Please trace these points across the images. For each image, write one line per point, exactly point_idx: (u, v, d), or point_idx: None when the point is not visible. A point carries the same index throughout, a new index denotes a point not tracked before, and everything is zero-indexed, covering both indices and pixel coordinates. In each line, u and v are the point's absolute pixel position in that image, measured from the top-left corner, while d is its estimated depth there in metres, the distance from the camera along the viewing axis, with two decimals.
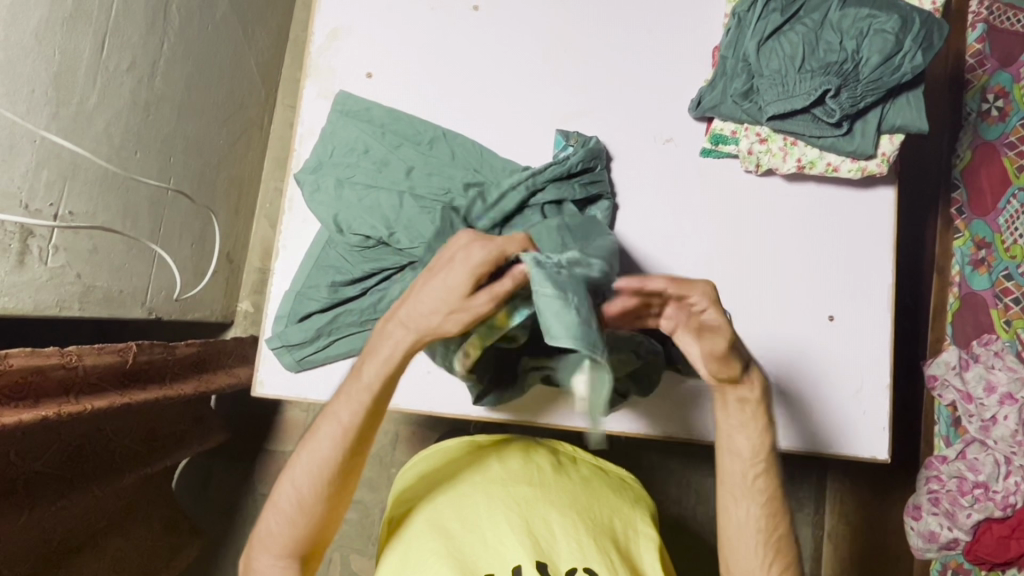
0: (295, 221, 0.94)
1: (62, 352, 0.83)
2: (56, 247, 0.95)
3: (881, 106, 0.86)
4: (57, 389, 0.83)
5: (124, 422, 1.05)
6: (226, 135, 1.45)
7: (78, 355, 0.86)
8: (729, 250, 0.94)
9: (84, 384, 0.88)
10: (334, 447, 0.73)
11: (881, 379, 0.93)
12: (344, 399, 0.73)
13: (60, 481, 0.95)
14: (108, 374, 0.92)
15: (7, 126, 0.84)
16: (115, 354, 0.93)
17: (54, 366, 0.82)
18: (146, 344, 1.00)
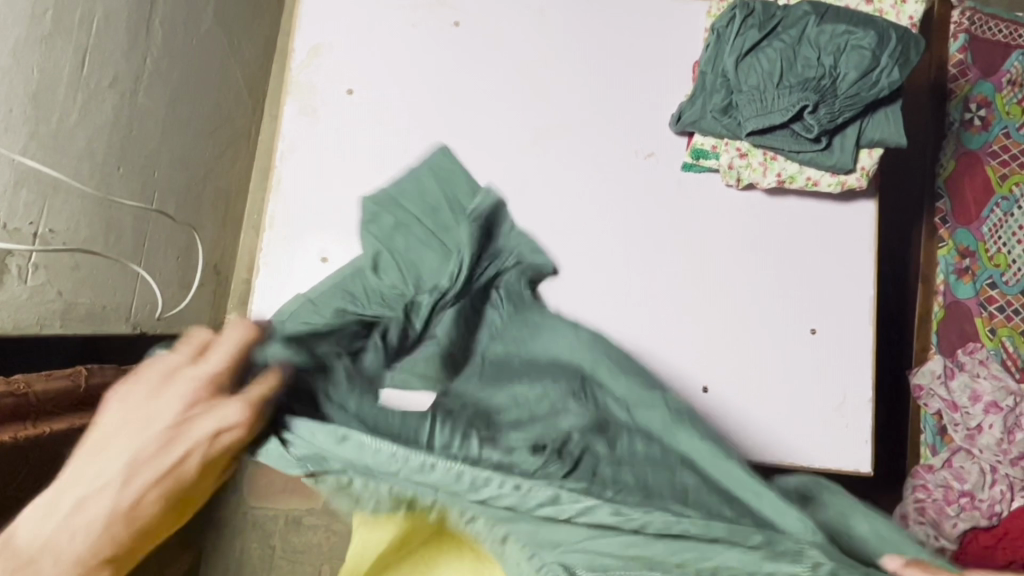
0: (275, 238, 0.92)
1: (7, 380, 0.83)
2: (36, 266, 0.95)
3: (859, 121, 0.86)
4: (14, 416, 0.82)
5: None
6: (211, 147, 1.45)
7: (25, 383, 0.85)
8: (710, 265, 0.94)
9: (40, 411, 0.86)
10: (132, 486, 0.39)
11: (864, 392, 0.93)
12: (143, 391, 0.42)
13: None
14: (66, 399, 0.92)
15: None
16: (65, 379, 0.93)
17: (5, 392, 0.81)
18: (97, 367, 1.00)
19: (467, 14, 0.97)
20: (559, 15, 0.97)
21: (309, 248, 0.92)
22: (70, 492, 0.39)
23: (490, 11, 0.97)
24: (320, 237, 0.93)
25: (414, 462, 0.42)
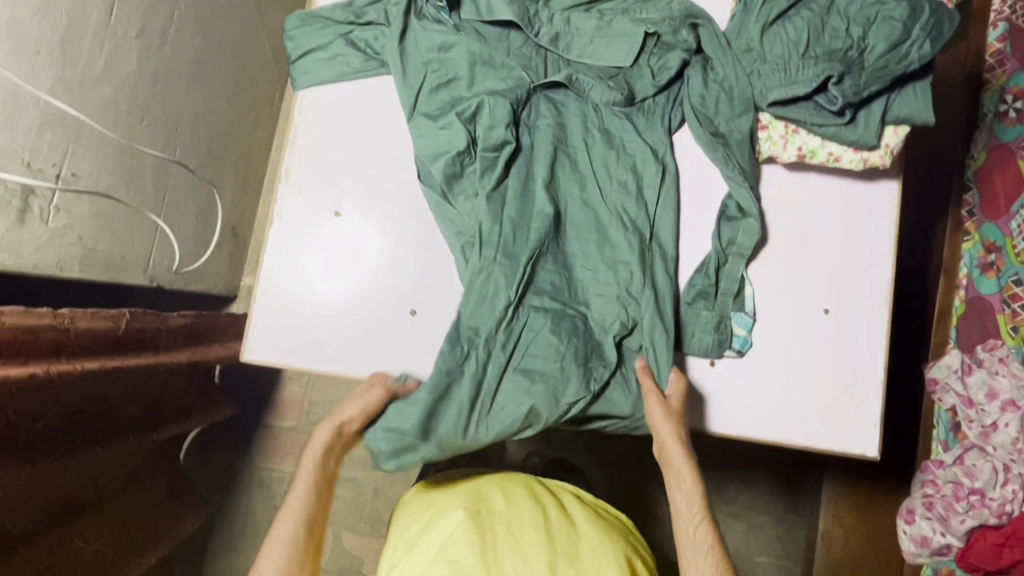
0: (292, 188, 0.91)
1: (55, 314, 0.86)
2: (57, 208, 0.96)
3: (886, 97, 0.84)
4: (48, 345, 0.85)
5: (119, 394, 1.11)
6: (233, 110, 1.48)
7: (70, 318, 0.88)
8: (723, 237, 0.91)
9: (75, 347, 0.90)
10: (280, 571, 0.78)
11: (876, 374, 0.92)
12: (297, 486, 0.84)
13: (62, 445, 1.01)
14: (102, 337, 0.95)
15: (12, 85, 0.85)
16: (108, 320, 0.95)
17: (46, 327, 0.84)
18: (138, 313, 1.04)
19: None
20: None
21: (320, 201, 0.91)
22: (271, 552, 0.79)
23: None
24: (332, 190, 0.91)
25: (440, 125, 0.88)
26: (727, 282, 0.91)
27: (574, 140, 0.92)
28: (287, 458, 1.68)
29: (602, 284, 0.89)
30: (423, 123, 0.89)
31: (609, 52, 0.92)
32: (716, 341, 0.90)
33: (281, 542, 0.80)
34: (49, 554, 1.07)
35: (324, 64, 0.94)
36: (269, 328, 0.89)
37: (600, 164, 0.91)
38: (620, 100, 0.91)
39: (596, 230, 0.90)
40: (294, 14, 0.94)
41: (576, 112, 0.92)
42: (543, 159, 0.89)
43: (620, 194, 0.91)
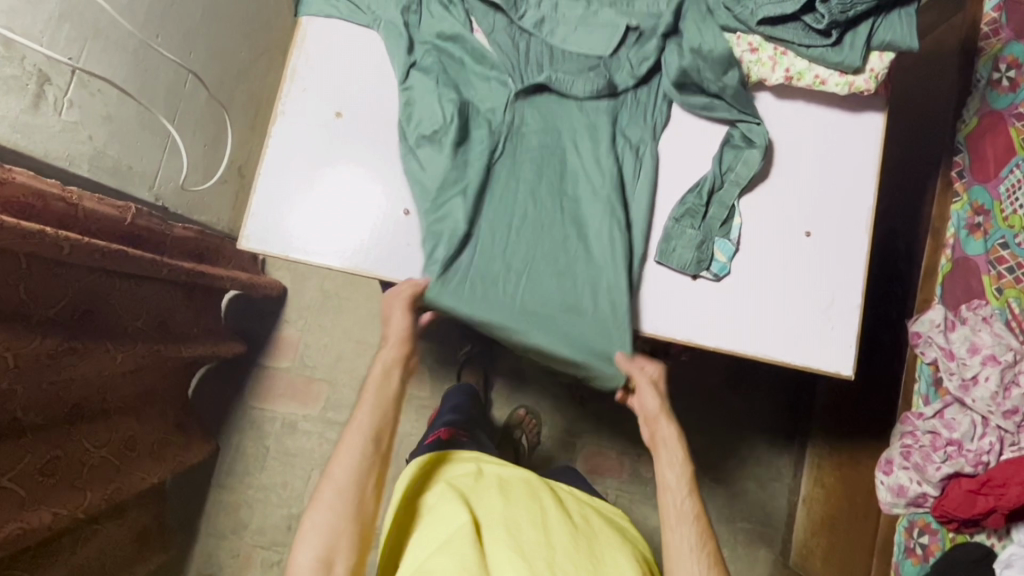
0: (295, 92, 0.94)
1: (63, 188, 0.88)
2: (71, 102, 1.00)
3: (871, 21, 0.87)
4: (55, 213, 0.88)
5: (124, 300, 1.12)
6: (248, 48, 1.54)
7: (77, 196, 0.91)
8: (723, 162, 0.93)
9: (81, 225, 0.92)
10: (313, 566, 0.74)
11: (854, 297, 0.94)
12: (333, 472, 0.79)
13: (73, 330, 1.00)
14: (107, 226, 0.98)
15: None
16: (112, 208, 0.98)
17: (55, 196, 0.87)
18: (142, 211, 1.06)
19: None
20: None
21: (322, 106, 0.94)
22: (304, 548, 0.75)
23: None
24: (335, 93, 0.95)
25: (421, 98, 0.92)
26: (717, 208, 0.93)
27: (555, 123, 0.94)
28: (279, 397, 1.72)
29: (566, 255, 0.91)
30: (416, 88, 0.92)
31: (592, 39, 0.95)
32: (696, 259, 0.91)
33: (317, 529, 0.76)
34: (57, 449, 1.09)
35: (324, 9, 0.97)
36: (265, 220, 0.92)
37: (577, 145, 0.93)
38: (600, 87, 0.94)
39: (564, 206, 0.92)
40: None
41: (559, 99, 0.95)
42: (521, 143, 0.93)
43: (598, 183, 0.92)
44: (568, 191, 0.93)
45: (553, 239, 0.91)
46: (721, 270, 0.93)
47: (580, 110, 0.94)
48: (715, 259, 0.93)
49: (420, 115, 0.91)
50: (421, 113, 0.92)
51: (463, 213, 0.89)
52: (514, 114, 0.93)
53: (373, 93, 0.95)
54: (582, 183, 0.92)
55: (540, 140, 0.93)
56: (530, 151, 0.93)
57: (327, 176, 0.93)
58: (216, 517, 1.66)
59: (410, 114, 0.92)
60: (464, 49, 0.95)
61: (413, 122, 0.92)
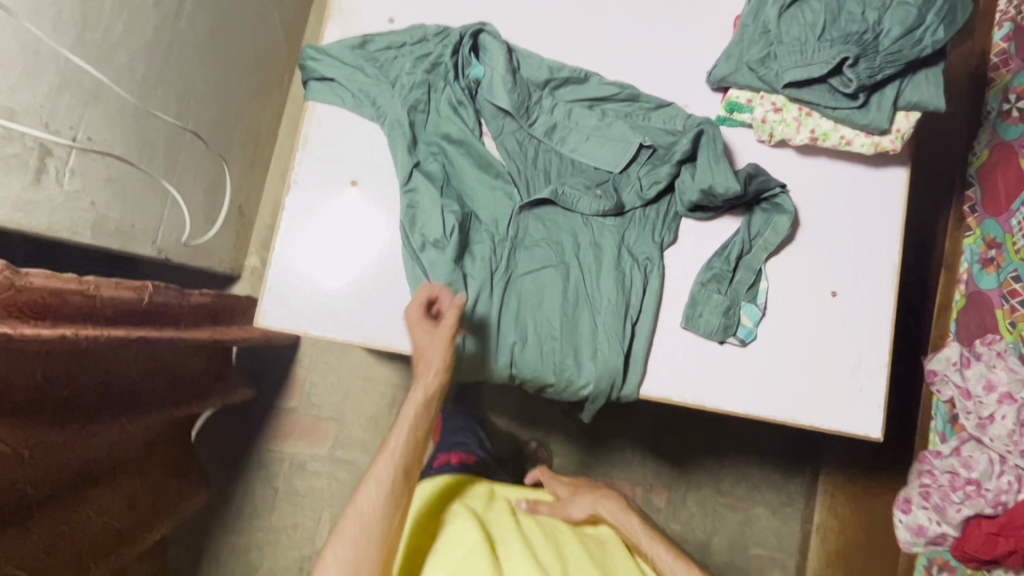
0: (308, 159, 0.91)
1: (80, 280, 0.86)
2: (73, 170, 0.96)
3: (899, 82, 0.86)
4: (72, 307, 0.85)
5: (143, 371, 1.11)
6: (246, 87, 1.51)
7: (94, 285, 0.89)
8: (753, 227, 0.91)
9: (98, 313, 0.90)
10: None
11: (880, 357, 0.93)
12: (367, 491, 0.76)
13: (86, 411, 0.98)
14: (123, 309, 0.96)
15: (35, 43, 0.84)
16: (130, 291, 0.97)
17: (72, 290, 0.84)
18: (161, 287, 1.06)
19: None
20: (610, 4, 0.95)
21: (335, 176, 0.91)
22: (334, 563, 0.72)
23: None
24: (349, 160, 0.91)
25: (423, 203, 0.87)
26: (744, 273, 0.91)
27: (563, 239, 0.90)
28: (285, 438, 1.69)
29: (571, 369, 0.89)
30: (419, 192, 0.88)
31: (602, 153, 0.92)
32: (723, 324, 0.90)
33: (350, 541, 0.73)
34: (61, 523, 1.04)
35: (331, 66, 0.90)
36: (281, 295, 0.89)
37: (586, 262, 0.90)
38: (609, 208, 0.91)
39: (570, 321, 0.90)
40: (308, 47, 0.90)
41: (566, 214, 0.91)
42: (524, 258, 0.90)
43: (601, 310, 0.89)
44: (575, 306, 0.90)
45: (551, 368, 0.89)
46: (749, 337, 0.92)
47: (588, 226, 0.91)
48: (743, 326, 0.92)
49: (421, 220, 0.87)
50: (423, 219, 0.87)
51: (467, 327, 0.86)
52: (519, 228, 0.90)
53: (374, 184, 0.91)
54: (590, 298, 0.90)
55: (546, 256, 0.90)
56: (537, 266, 0.90)
57: (343, 247, 0.90)
58: (224, 562, 1.64)
59: (412, 218, 0.87)
60: (472, 151, 0.90)
61: (414, 229, 0.87)
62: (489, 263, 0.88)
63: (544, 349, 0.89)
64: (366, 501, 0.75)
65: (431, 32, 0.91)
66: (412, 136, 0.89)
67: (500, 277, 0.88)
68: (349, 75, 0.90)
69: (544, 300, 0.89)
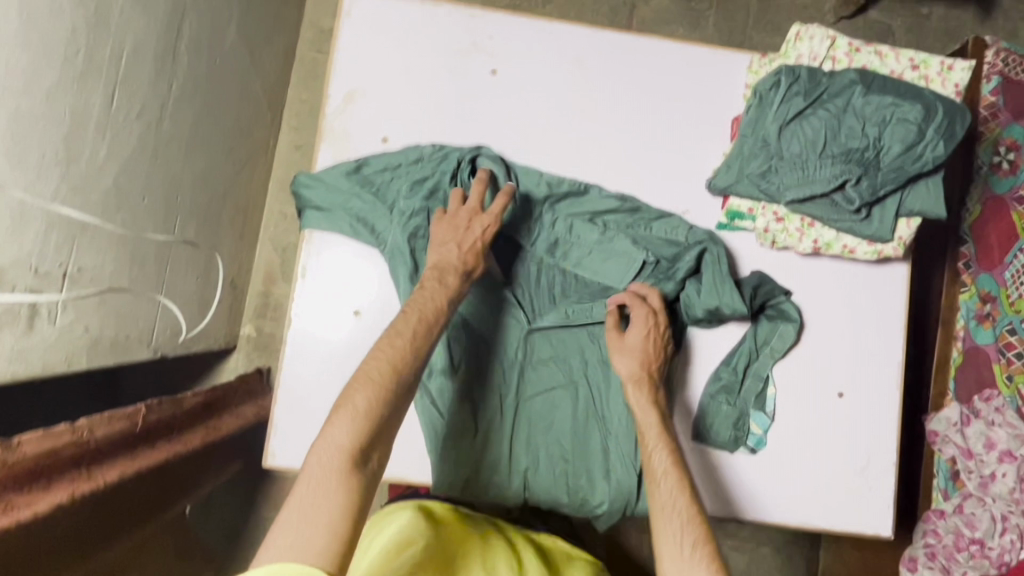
0: (308, 291, 0.89)
1: (73, 428, 0.84)
2: (65, 305, 0.94)
3: (900, 192, 0.85)
4: (68, 462, 0.82)
5: (148, 488, 1.01)
6: (232, 163, 1.48)
7: (88, 429, 0.86)
8: (759, 336, 0.92)
9: (94, 456, 0.87)
10: (343, 432, 0.67)
11: (888, 456, 0.94)
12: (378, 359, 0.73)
13: (87, 539, 0.87)
14: (120, 438, 0.93)
15: (22, 202, 0.81)
16: (126, 421, 0.95)
17: (66, 444, 0.81)
18: (154, 403, 1.02)
19: (512, 69, 0.94)
20: (604, 115, 0.95)
21: (336, 307, 0.90)
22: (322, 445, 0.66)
23: (530, 75, 0.95)
24: (349, 291, 0.90)
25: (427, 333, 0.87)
26: (752, 380, 0.92)
27: (570, 357, 0.90)
28: None
29: (586, 488, 0.88)
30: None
31: (607, 268, 0.91)
32: (734, 434, 0.91)
33: (356, 408, 0.69)
34: None
35: (329, 196, 0.89)
36: (289, 433, 0.88)
37: (595, 379, 0.90)
38: (615, 325, 0.90)
39: (582, 439, 0.89)
40: (302, 176, 0.89)
41: (573, 332, 0.91)
42: (532, 378, 0.90)
43: (612, 428, 0.89)
44: (587, 424, 0.89)
45: (564, 489, 0.88)
46: (758, 446, 0.92)
47: (595, 343, 0.91)
48: (751, 436, 0.92)
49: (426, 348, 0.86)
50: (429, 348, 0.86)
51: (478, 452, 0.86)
52: (527, 350, 0.90)
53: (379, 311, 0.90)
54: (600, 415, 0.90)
55: (555, 374, 0.90)
56: (545, 385, 0.90)
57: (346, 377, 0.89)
58: None
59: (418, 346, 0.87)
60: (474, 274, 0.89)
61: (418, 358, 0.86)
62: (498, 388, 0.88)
63: (557, 470, 0.88)
64: (402, 341, 0.75)
65: (427, 152, 0.89)
66: (414, 262, 0.87)
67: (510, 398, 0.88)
68: (346, 204, 0.89)
69: (555, 419, 0.89)
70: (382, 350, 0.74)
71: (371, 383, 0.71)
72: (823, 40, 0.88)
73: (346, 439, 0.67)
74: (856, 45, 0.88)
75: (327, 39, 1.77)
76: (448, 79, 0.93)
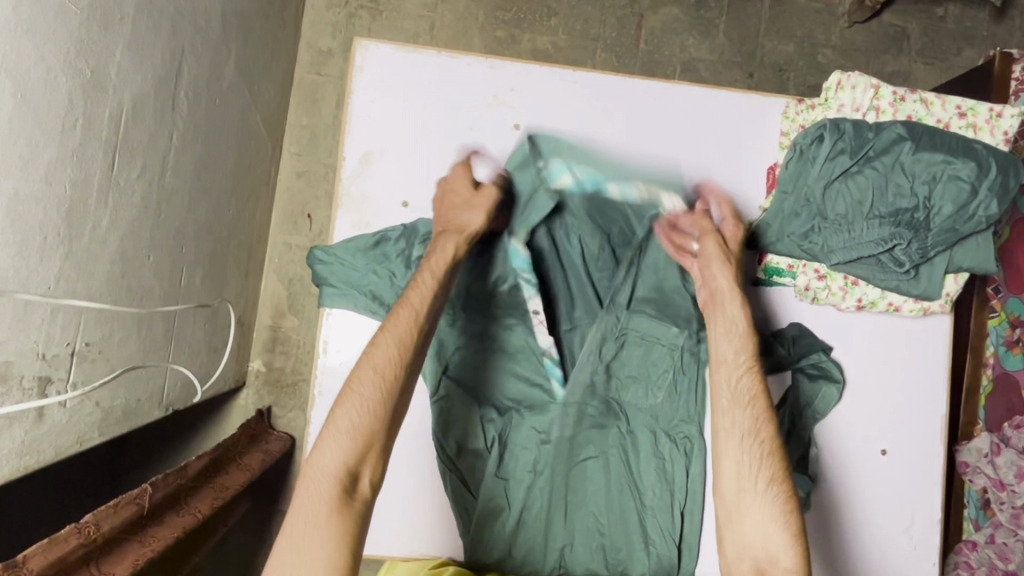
0: (329, 367, 0.86)
1: (79, 527, 0.77)
2: (74, 384, 0.89)
3: (950, 250, 0.81)
4: (79, 564, 0.76)
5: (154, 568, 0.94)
6: (234, 201, 1.42)
7: (95, 523, 0.79)
8: (801, 398, 0.89)
9: (104, 550, 0.80)
10: (337, 458, 0.64)
11: (933, 513, 0.92)
12: (367, 363, 0.68)
13: None
14: (129, 525, 0.86)
15: (35, 304, 0.78)
16: (131, 505, 0.87)
17: (75, 546, 0.75)
18: (158, 479, 0.96)
19: (536, 124, 0.90)
20: (633, 168, 0.90)
21: None
22: (310, 476, 0.64)
23: (556, 129, 0.90)
24: None
25: (453, 411, 0.85)
26: (794, 444, 0.88)
27: (605, 427, 0.86)
28: None
29: (626, 561, 0.85)
30: (452, 400, 0.85)
31: (647, 329, 0.86)
32: None
33: (347, 420, 0.66)
34: None
35: (348, 271, 0.86)
36: None
37: (631, 448, 0.87)
38: (642, 392, 0.87)
39: (619, 510, 0.86)
40: (318, 253, 0.86)
41: (609, 401, 0.87)
42: (567, 452, 0.86)
43: (648, 499, 0.86)
44: (627, 495, 0.86)
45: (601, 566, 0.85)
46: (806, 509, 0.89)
47: (629, 412, 0.87)
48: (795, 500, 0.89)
49: (452, 425, 0.85)
50: (456, 424, 0.85)
51: (512, 530, 0.84)
52: (561, 424, 0.85)
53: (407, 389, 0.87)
54: (637, 484, 0.87)
55: (591, 446, 0.86)
56: (581, 456, 0.86)
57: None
58: None
59: (445, 423, 0.85)
60: (500, 347, 0.86)
61: (445, 436, 0.85)
62: (530, 464, 0.85)
63: (594, 546, 0.85)
64: (386, 335, 0.69)
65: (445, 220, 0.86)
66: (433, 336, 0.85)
67: (543, 475, 0.85)
68: (366, 279, 0.86)
69: (590, 491, 0.86)
70: (367, 351, 0.69)
71: (356, 391, 0.66)
72: (866, 90, 0.83)
73: (333, 463, 0.64)
74: (900, 93, 0.83)
75: (326, 59, 1.71)
76: (469, 136, 0.89)
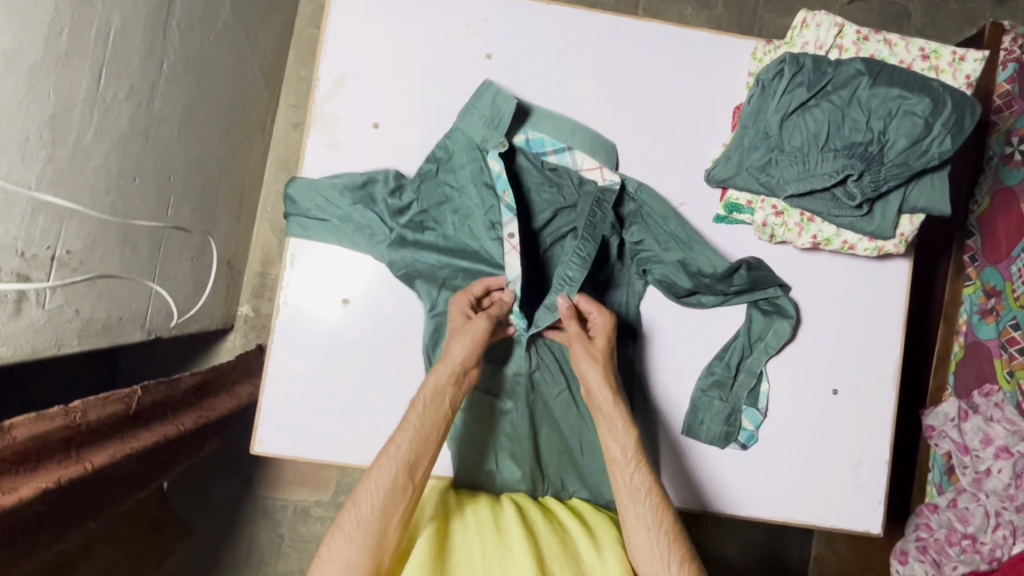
0: (296, 278, 0.89)
1: (66, 410, 0.80)
2: (53, 289, 0.92)
3: (903, 188, 0.83)
4: (61, 446, 0.79)
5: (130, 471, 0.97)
6: (227, 142, 1.45)
7: (82, 411, 0.83)
8: (753, 330, 0.91)
9: (86, 437, 0.83)
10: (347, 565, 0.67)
11: (881, 455, 0.93)
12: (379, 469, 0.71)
13: (63, 518, 0.83)
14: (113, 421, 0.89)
15: (12, 193, 0.81)
16: (119, 403, 0.90)
17: (58, 427, 0.78)
18: (149, 384, 0.99)
19: (507, 55, 0.92)
20: (600, 103, 0.92)
21: (325, 297, 0.89)
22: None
23: (527, 62, 0.92)
24: (340, 280, 0.89)
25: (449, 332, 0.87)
26: (746, 376, 0.90)
27: None
28: None
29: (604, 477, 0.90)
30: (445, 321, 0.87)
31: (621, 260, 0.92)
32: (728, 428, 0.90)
33: (355, 525, 0.69)
34: None
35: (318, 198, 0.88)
36: (277, 417, 0.88)
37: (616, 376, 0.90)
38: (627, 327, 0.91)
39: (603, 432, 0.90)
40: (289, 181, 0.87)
41: None
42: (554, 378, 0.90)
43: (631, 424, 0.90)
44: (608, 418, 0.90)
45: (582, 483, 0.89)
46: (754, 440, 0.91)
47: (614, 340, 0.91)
48: (743, 430, 0.91)
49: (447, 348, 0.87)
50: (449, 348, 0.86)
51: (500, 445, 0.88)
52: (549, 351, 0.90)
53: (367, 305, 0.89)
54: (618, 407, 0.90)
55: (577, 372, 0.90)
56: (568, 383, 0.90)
57: (332, 366, 0.89)
58: None
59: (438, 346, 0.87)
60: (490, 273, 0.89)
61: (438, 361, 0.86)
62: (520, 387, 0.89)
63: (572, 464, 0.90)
64: (402, 441, 0.73)
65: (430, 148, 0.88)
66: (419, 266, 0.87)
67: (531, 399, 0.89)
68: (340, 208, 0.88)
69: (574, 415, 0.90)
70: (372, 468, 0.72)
71: (364, 490, 0.70)
72: (831, 28, 0.85)
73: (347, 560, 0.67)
74: (864, 33, 0.85)
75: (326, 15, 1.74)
76: (442, 64, 0.91)
